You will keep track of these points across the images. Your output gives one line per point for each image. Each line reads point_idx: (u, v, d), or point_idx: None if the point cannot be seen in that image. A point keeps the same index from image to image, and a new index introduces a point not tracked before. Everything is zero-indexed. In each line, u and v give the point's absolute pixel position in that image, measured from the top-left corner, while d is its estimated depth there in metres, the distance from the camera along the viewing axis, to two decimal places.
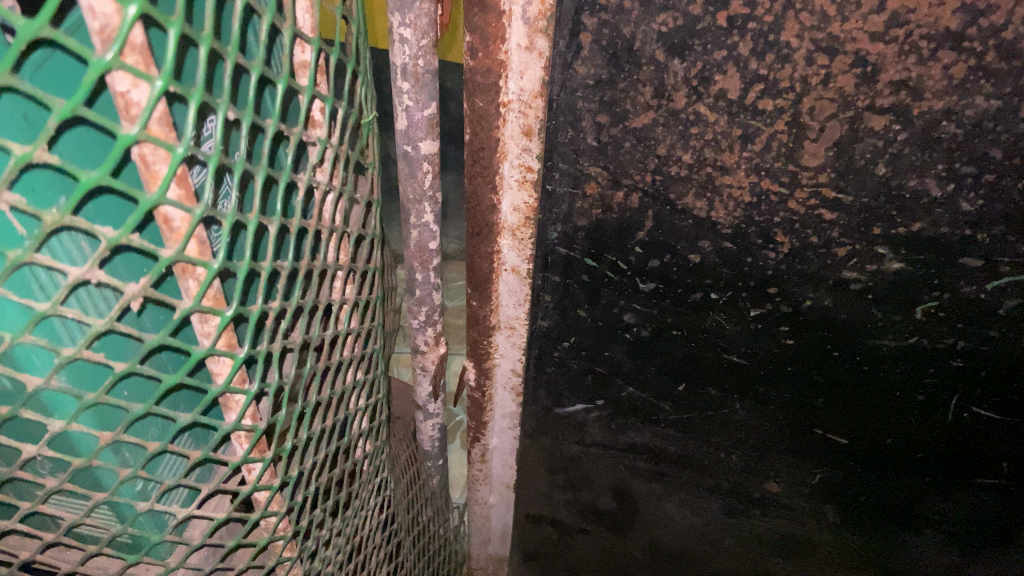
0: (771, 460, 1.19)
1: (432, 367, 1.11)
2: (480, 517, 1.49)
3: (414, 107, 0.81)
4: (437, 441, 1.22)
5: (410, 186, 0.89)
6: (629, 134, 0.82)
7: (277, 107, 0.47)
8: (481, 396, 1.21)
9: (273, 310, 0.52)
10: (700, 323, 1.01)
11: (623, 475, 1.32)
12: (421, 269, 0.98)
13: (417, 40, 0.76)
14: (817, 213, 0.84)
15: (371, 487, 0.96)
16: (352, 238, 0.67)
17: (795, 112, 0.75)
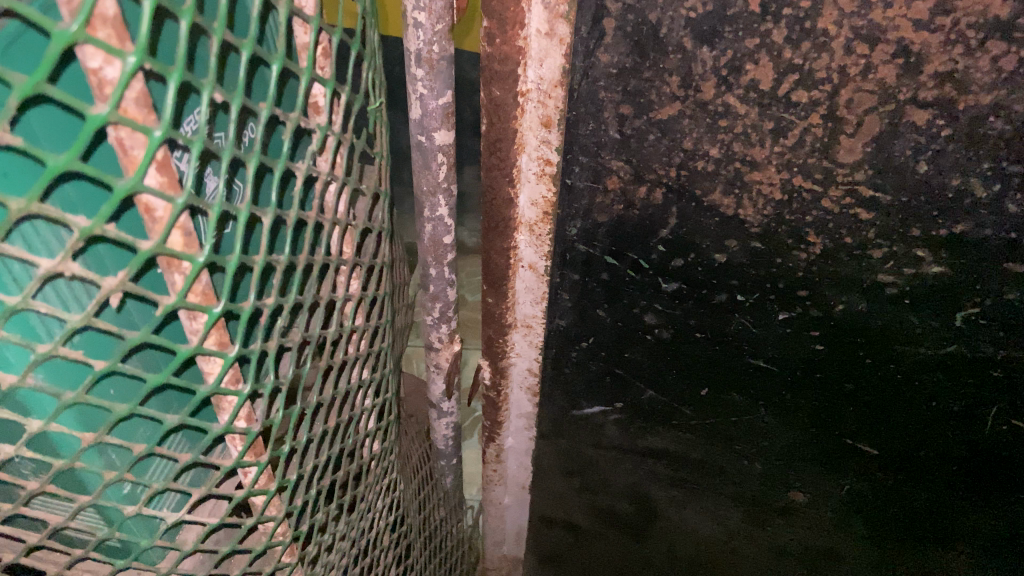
0: (797, 469, 1.15)
1: (446, 365, 1.08)
2: (494, 518, 1.46)
3: (428, 95, 0.77)
4: (451, 440, 1.19)
5: (424, 178, 0.86)
6: (654, 126, 0.78)
7: (272, 89, 0.44)
8: (497, 396, 1.18)
9: (268, 307, 0.49)
10: (725, 325, 0.96)
11: (642, 479, 1.28)
12: (435, 264, 0.95)
13: (432, 24, 0.72)
14: (852, 212, 0.79)
15: (379, 488, 0.93)
16: (360, 233, 0.63)
17: (832, 105, 0.71)
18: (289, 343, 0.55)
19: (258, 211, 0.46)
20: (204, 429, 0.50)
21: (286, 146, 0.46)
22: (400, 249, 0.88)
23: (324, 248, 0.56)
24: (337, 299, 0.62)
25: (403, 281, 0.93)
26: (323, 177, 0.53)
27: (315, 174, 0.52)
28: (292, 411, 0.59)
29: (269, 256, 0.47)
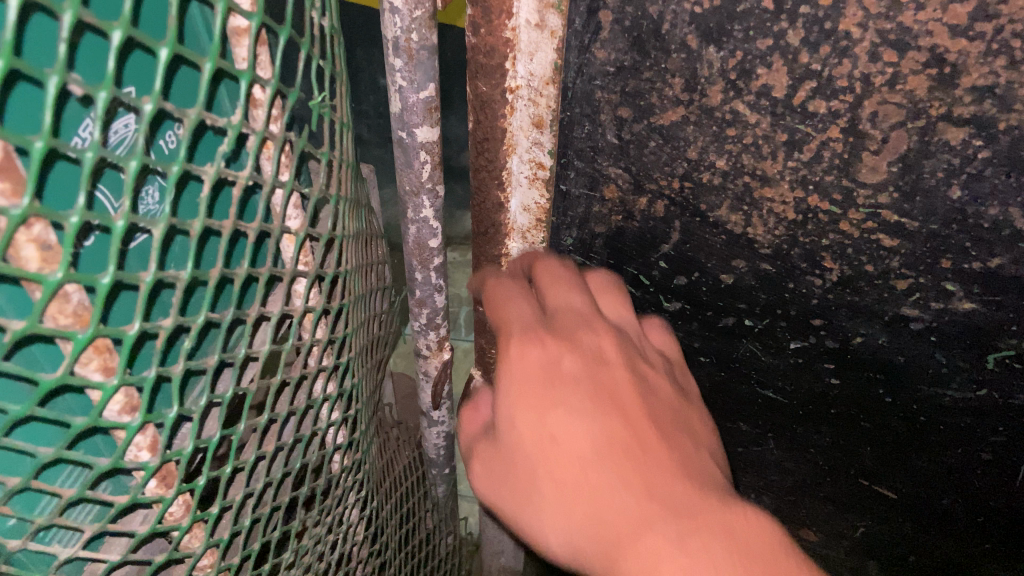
0: (809, 504, 1.06)
1: (434, 373, 1.02)
2: (490, 528, 1.38)
3: (408, 87, 0.70)
4: (442, 449, 1.13)
5: (407, 177, 0.79)
6: (654, 132, 0.70)
7: (159, 83, 0.36)
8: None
9: (163, 330, 0.42)
10: (732, 351, 0.89)
11: None
12: (421, 268, 0.88)
13: (409, 10, 0.65)
14: (874, 238, 0.71)
15: (352, 503, 0.87)
16: (303, 239, 0.55)
17: (853, 117, 0.63)
18: (201, 368, 0.47)
19: (147, 220, 0.39)
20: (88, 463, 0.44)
21: (182, 148, 0.39)
22: (385, 253, 0.91)
23: (247, 259, 0.47)
24: (271, 313, 0.54)
25: (376, 285, 0.86)
26: (242, 180, 0.45)
27: (231, 178, 0.44)
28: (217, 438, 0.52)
29: (162, 272, 0.41)
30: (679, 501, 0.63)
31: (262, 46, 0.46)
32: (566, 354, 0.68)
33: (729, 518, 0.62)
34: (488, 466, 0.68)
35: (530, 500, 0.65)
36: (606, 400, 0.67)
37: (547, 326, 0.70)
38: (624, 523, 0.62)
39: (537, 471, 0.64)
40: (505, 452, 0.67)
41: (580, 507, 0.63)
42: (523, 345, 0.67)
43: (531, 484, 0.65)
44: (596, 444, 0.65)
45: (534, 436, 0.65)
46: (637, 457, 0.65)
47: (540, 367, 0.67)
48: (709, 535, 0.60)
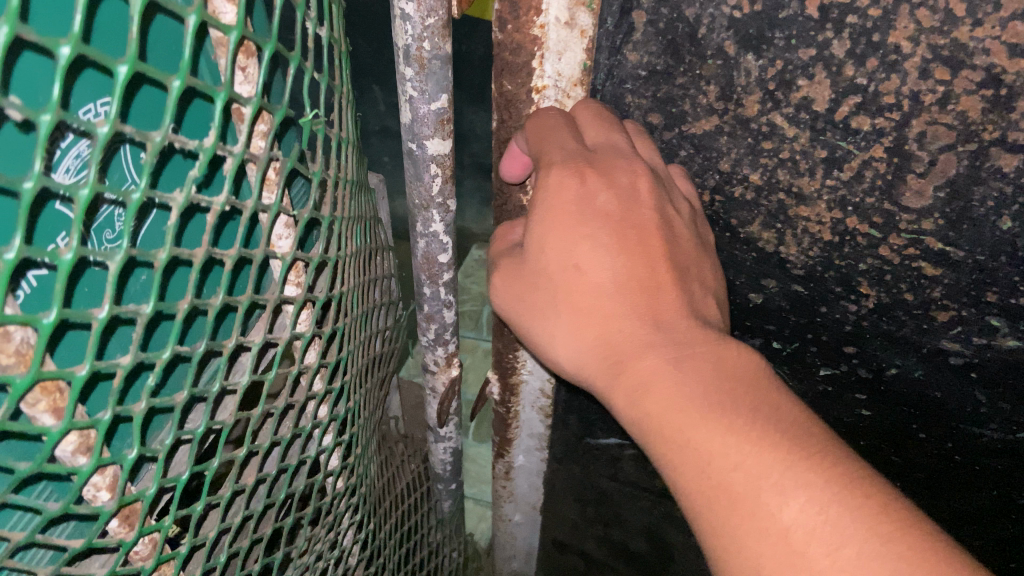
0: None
1: (442, 389, 0.99)
2: (503, 533, 1.33)
3: (419, 98, 0.67)
4: (448, 466, 1.13)
5: (416, 190, 0.77)
6: (686, 141, 0.67)
7: (115, 106, 0.35)
8: (506, 413, 1.04)
9: (119, 367, 0.42)
10: None
11: (659, 522, 1.15)
12: (429, 283, 0.86)
13: (422, 17, 0.61)
14: (915, 265, 0.66)
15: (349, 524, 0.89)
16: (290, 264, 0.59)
17: (899, 137, 0.59)
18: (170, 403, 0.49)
19: (104, 253, 0.39)
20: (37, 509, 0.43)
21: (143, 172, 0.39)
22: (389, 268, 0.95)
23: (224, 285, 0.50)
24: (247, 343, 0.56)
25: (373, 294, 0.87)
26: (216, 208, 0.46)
27: (204, 204, 0.45)
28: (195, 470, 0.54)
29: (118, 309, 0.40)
30: (686, 335, 0.58)
31: (250, 57, 0.47)
32: (602, 185, 0.58)
33: (732, 356, 0.57)
34: (505, 280, 0.65)
35: (541, 314, 0.63)
36: (632, 234, 0.59)
37: (588, 157, 0.60)
38: (624, 341, 0.59)
39: (552, 291, 0.61)
40: (522, 267, 0.63)
41: (590, 330, 0.60)
42: (561, 174, 0.58)
43: (546, 305, 0.62)
44: (615, 275, 0.59)
45: (550, 262, 0.60)
46: (654, 290, 0.60)
47: (571, 199, 0.58)
48: (706, 363, 0.56)
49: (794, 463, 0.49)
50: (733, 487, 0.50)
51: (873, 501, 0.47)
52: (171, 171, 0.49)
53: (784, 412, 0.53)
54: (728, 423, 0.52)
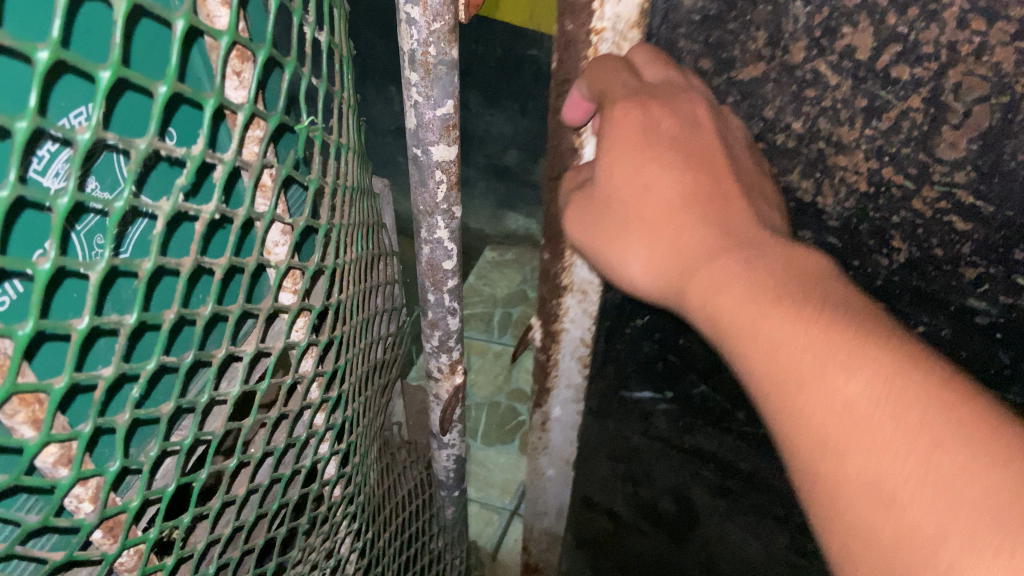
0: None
1: (445, 396, 1.07)
2: (535, 488, 1.38)
3: (425, 103, 0.70)
4: (452, 474, 1.26)
5: (421, 197, 0.80)
6: (734, 87, 0.70)
7: (95, 115, 0.41)
8: (545, 360, 1.06)
9: (101, 379, 0.50)
10: None
11: (686, 481, 1.20)
12: (433, 289, 0.91)
13: (427, 22, 0.64)
14: (946, 219, 0.69)
15: (345, 513, 1.10)
16: (286, 270, 0.71)
17: (936, 87, 0.62)
18: (156, 413, 0.58)
19: (88, 264, 0.45)
20: (18, 522, 0.51)
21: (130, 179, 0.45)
22: (383, 282, 1.12)
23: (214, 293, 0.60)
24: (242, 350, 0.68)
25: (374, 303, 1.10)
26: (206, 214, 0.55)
27: (193, 215, 0.54)
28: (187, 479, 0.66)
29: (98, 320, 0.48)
30: (756, 239, 0.61)
31: (244, 63, 0.57)
32: (665, 115, 0.63)
33: (799, 255, 0.60)
34: (585, 206, 0.70)
35: (618, 236, 0.67)
36: (696, 156, 0.65)
37: (650, 91, 0.65)
38: (697, 250, 0.63)
39: (626, 212, 0.65)
40: (598, 195, 0.68)
41: (661, 245, 0.64)
42: (627, 107, 0.64)
43: (619, 226, 0.66)
44: (683, 192, 0.64)
45: (622, 186, 0.65)
46: (721, 203, 0.64)
47: (637, 126, 0.64)
48: (773, 262, 0.59)
49: (865, 346, 0.51)
50: (801, 370, 0.53)
51: (930, 371, 0.50)
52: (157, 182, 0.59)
53: (853, 299, 0.56)
54: (793, 313, 0.55)
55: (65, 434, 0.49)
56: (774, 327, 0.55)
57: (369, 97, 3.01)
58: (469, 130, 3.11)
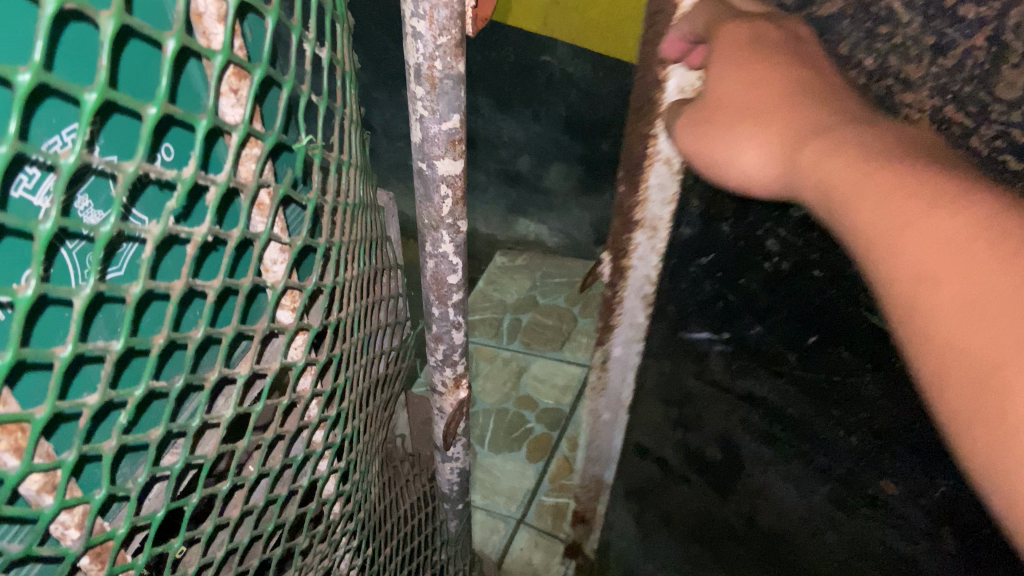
0: (893, 454, 1.05)
1: (448, 409, 1.49)
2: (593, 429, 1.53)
3: (429, 114, 0.94)
4: (453, 485, 1.74)
5: (429, 212, 1.09)
6: (813, 24, 0.81)
7: (80, 140, 0.53)
8: (611, 295, 1.16)
9: (87, 406, 0.65)
10: (846, 268, 0.91)
11: (734, 427, 1.28)
12: (439, 302, 1.24)
13: (433, 36, 0.86)
14: (1001, 160, 0.73)
15: (344, 516, 1.52)
16: (280, 290, 0.95)
17: (1000, 26, 0.67)
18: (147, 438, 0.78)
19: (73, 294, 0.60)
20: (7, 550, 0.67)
21: (116, 200, 0.59)
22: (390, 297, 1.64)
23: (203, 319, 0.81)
24: (237, 373, 0.94)
25: (381, 315, 1.60)
26: (197, 237, 0.73)
27: (187, 238, 0.73)
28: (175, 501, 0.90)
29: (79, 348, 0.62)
30: (862, 114, 0.75)
31: (240, 81, 0.77)
32: (768, 28, 0.80)
33: (899, 127, 0.72)
34: (700, 113, 0.84)
35: (735, 128, 0.80)
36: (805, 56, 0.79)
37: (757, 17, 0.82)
38: (810, 127, 0.76)
39: (742, 107, 0.80)
40: (713, 100, 0.83)
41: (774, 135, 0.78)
42: (736, 25, 0.82)
43: (734, 120, 0.80)
44: (797, 82, 0.78)
45: (739, 84, 0.81)
46: (831, 91, 0.77)
47: (744, 38, 0.81)
48: (876, 128, 0.72)
49: (943, 191, 0.63)
50: (895, 201, 0.66)
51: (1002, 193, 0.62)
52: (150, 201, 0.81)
53: (941, 151, 0.68)
54: (885, 162, 0.68)
55: (52, 464, 0.65)
56: (875, 179, 0.68)
57: (382, 102, 4.13)
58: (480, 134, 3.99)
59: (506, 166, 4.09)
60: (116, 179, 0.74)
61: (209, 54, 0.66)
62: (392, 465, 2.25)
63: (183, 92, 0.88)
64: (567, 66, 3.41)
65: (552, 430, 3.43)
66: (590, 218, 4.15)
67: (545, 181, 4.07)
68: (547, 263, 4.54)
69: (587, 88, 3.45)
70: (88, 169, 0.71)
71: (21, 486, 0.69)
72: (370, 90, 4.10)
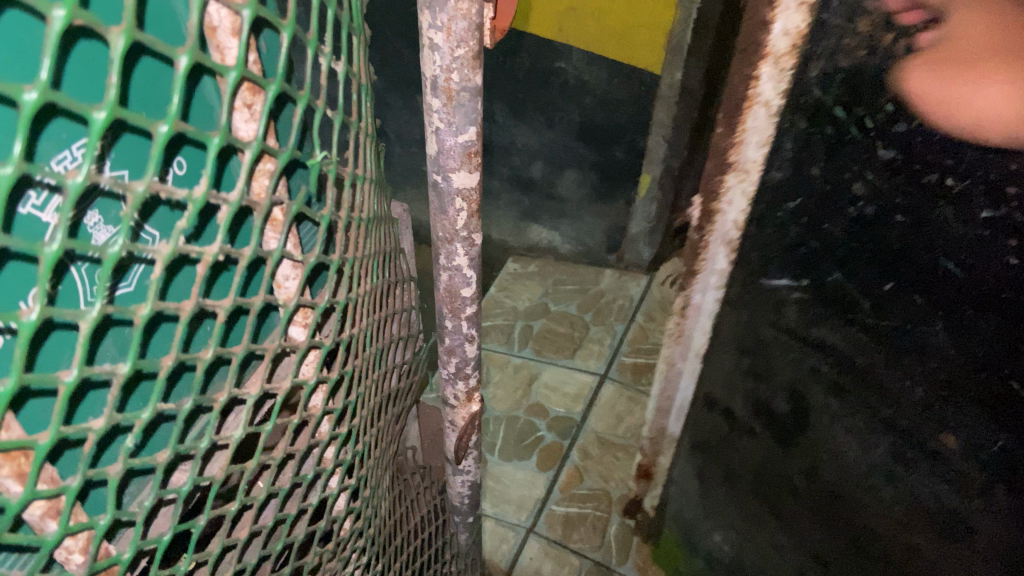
0: (954, 403, 1.10)
1: (460, 421, 1.59)
2: (669, 377, 1.70)
3: (448, 126, 1.03)
4: (464, 499, 1.85)
5: (444, 225, 1.19)
6: None
7: (85, 164, 0.59)
8: (699, 241, 1.34)
9: (92, 432, 0.72)
10: (926, 214, 0.98)
11: (804, 377, 1.36)
12: (452, 314, 1.35)
13: (449, 47, 0.94)
14: None
15: (353, 529, 1.60)
16: (293, 308, 1.06)
17: None
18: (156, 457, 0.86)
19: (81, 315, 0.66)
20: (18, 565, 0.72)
21: (125, 220, 0.66)
22: (399, 306, 1.74)
23: (213, 340, 0.89)
24: (248, 393, 1.02)
25: (391, 330, 1.70)
26: (208, 257, 0.82)
27: (195, 258, 0.81)
28: (180, 525, 0.98)
29: (85, 373, 0.68)
30: None
31: (253, 96, 0.86)
32: None
33: None
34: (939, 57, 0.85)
35: (980, 74, 0.83)
36: None
37: None
38: None
39: (990, 55, 0.81)
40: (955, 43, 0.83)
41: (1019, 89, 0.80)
42: None
43: (977, 61, 0.82)
44: None
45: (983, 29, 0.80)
46: None
47: None
48: None
49: None
50: None
51: None
52: (157, 217, 0.93)
53: None
54: None
55: (57, 488, 0.72)
56: None
57: (396, 106, 4.19)
58: (497, 143, 4.06)
59: (520, 172, 4.16)
60: (124, 198, 0.83)
61: (223, 71, 0.74)
62: (399, 477, 2.26)
63: (198, 108, 0.96)
64: (582, 73, 3.48)
65: (563, 438, 3.25)
66: (604, 224, 4.14)
67: (559, 189, 4.13)
68: (560, 269, 4.39)
69: (603, 96, 3.53)
70: (96, 187, 0.78)
71: (26, 512, 0.74)
72: (385, 96, 4.17)
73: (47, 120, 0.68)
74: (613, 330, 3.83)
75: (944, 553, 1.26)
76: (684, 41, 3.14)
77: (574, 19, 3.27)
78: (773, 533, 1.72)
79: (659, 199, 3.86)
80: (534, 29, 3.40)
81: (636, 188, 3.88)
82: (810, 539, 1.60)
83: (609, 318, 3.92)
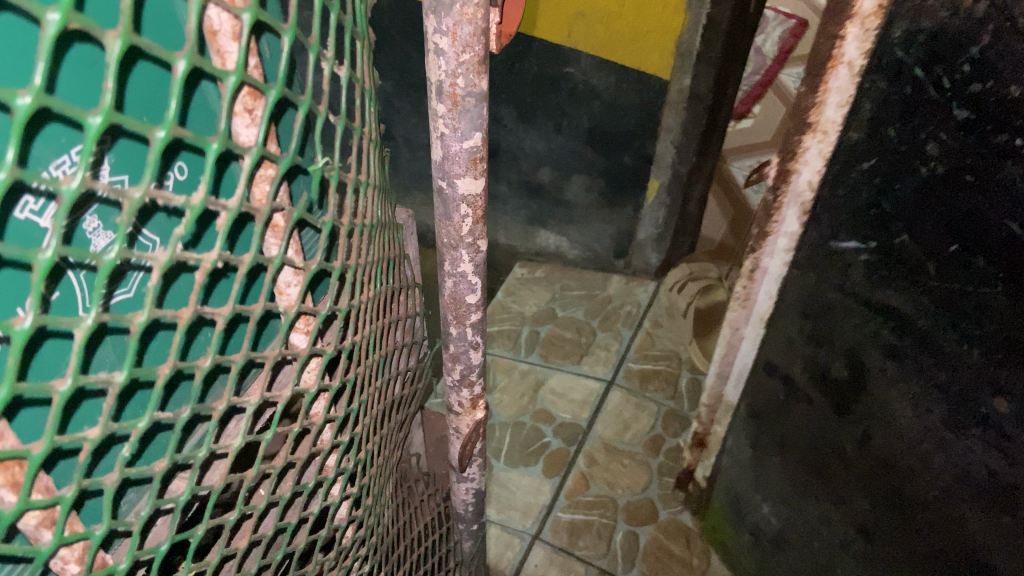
0: (1010, 367, 1.13)
1: (466, 428, 1.61)
2: (731, 343, 1.80)
3: (452, 132, 1.05)
4: (467, 502, 1.86)
5: (449, 230, 1.21)
6: None
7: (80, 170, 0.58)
8: (773, 201, 1.45)
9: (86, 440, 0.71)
10: (994, 173, 1.02)
11: (865, 341, 1.41)
12: (455, 317, 1.37)
13: (454, 55, 0.96)
14: None
15: (356, 534, 1.59)
16: (294, 316, 1.01)
17: None
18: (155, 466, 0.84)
19: (75, 322, 0.64)
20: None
21: (122, 226, 0.65)
22: (403, 312, 1.69)
23: (213, 348, 0.86)
24: (248, 402, 0.99)
25: (397, 336, 1.67)
26: (206, 263, 0.80)
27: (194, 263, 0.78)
28: (179, 536, 0.96)
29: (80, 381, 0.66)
30: None
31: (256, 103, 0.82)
32: None
33: None
34: None
35: None
36: None
37: None
38: None
39: None
40: None
41: None
42: None
43: None
44: None
45: None
46: None
47: None
48: None
49: None
50: None
51: None
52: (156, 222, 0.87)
53: None
54: None
55: (51, 500, 0.70)
56: None
57: (404, 111, 3.93)
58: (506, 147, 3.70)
59: (528, 176, 3.81)
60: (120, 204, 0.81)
61: (224, 75, 0.72)
62: (405, 484, 2.24)
63: (194, 113, 0.91)
64: (591, 78, 3.22)
65: (569, 444, 3.14)
66: (612, 230, 3.88)
67: (567, 195, 3.82)
68: (566, 274, 4.11)
69: (612, 101, 3.29)
70: (91, 194, 0.76)
71: (21, 521, 0.72)
72: (392, 101, 3.91)
73: (40, 126, 0.66)
74: (621, 335, 3.66)
75: (990, 523, 1.28)
76: (692, 47, 3.01)
77: (589, 23, 3.01)
78: (821, 505, 1.75)
79: (666, 204, 3.66)
80: (544, 34, 3.11)
81: (643, 194, 3.67)
82: (859, 511, 1.63)
83: (618, 323, 3.72)
